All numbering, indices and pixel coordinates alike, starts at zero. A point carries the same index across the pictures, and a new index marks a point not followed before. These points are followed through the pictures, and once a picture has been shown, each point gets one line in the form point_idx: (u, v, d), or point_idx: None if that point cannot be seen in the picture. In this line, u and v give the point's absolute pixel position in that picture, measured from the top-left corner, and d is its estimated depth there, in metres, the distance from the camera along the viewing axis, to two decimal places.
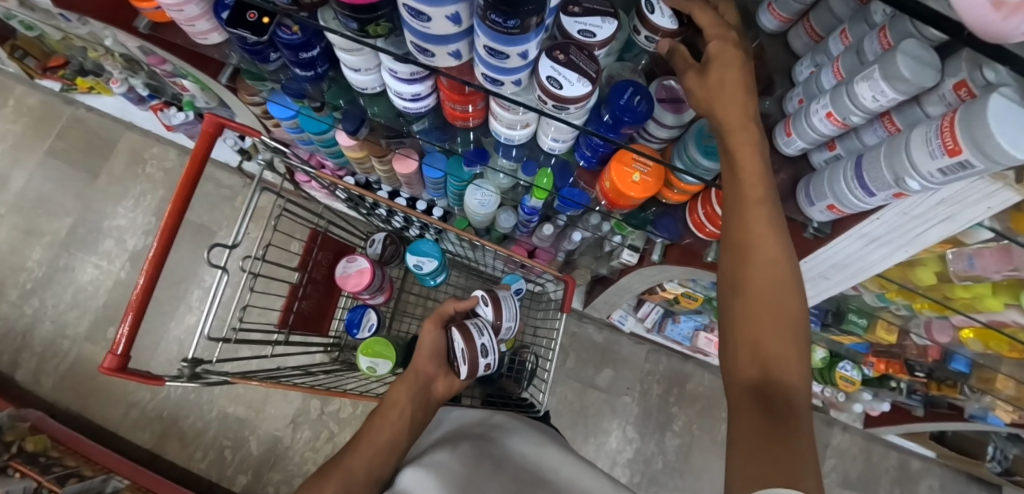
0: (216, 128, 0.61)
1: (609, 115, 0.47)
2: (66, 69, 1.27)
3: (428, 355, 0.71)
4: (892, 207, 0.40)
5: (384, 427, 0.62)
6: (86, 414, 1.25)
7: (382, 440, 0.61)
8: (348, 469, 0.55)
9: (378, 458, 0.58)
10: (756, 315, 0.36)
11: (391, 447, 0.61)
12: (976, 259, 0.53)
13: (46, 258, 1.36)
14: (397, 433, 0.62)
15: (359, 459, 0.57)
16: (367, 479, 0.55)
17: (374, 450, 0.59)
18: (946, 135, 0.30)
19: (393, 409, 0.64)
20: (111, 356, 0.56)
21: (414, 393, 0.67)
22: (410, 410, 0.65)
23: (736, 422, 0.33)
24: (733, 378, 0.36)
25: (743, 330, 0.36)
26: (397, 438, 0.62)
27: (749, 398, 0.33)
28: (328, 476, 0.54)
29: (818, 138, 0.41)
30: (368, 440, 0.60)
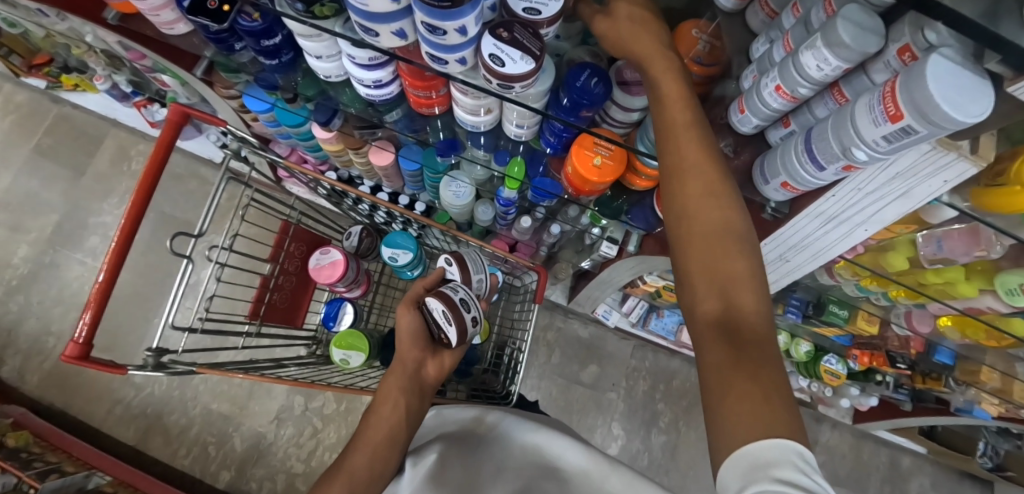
0: (181, 117, 0.61)
1: (567, 98, 0.47)
2: (51, 67, 1.27)
3: (409, 339, 0.67)
4: (846, 182, 0.39)
5: (378, 423, 0.58)
6: (71, 411, 1.25)
7: (378, 436, 0.56)
8: (352, 472, 0.52)
9: (380, 453, 0.55)
10: (705, 266, 0.36)
11: (388, 440, 0.56)
12: (944, 242, 0.52)
13: (32, 255, 1.36)
14: (394, 426, 0.58)
15: (360, 461, 0.53)
16: (370, 477, 0.52)
17: (373, 445, 0.55)
18: (889, 100, 0.29)
19: (388, 403, 0.60)
20: (73, 344, 0.55)
21: (404, 382, 0.63)
22: (403, 400, 0.61)
23: (706, 367, 0.33)
24: (699, 320, 0.36)
25: (700, 277, 0.36)
26: (394, 430, 0.57)
27: (716, 339, 0.33)
28: (332, 479, 0.52)
29: (770, 114, 0.40)
30: (365, 436, 0.56)
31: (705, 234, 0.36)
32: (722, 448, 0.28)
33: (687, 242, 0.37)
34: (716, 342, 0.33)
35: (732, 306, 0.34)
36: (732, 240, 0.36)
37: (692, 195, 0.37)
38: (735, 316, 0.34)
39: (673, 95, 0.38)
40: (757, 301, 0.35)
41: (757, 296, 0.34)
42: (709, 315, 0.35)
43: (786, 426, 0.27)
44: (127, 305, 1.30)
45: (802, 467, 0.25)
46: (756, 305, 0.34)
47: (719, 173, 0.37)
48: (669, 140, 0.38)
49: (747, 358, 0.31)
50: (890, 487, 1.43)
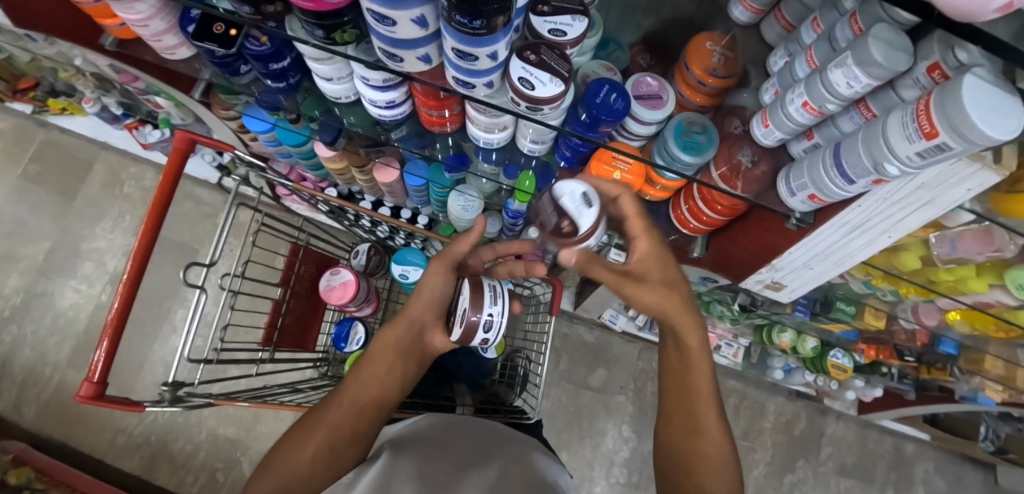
0: (188, 144, 0.60)
1: (586, 114, 0.47)
2: (36, 91, 1.24)
3: (427, 303, 0.60)
4: (872, 193, 0.40)
5: (370, 381, 0.53)
6: (72, 444, 1.22)
7: (367, 396, 0.52)
8: (334, 424, 0.49)
9: (364, 414, 0.51)
10: (691, 432, 0.49)
11: (378, 402, 0.53)
12: (958, 242, 0.53)
13: (23, 284, 1.33)
14: (387, 389, 0.54)
15: (342, 415, 0.50)
16: (352, 436, 0.50)
17: (360, 406, 0.52)
18: (922, 117, 0.30)
19: (382, 365, 0.55)
20: (87, 383, 0.54)
21: (405, 343, 0.58)
22: (401, 366, 0.56)
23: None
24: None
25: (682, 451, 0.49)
26: (385, 394, 0.54)
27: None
28: (311, 430, 0.49)
29: (795, 127, 0.41)
30: (353, 392, 0.52)
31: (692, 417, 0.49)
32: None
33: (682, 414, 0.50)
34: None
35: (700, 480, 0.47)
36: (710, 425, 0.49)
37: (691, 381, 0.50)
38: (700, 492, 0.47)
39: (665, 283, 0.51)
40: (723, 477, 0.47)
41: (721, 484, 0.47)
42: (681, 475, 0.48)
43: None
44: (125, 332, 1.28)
45: None
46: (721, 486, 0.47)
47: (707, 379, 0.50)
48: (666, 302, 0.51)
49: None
50: (896, 475, 1.45)
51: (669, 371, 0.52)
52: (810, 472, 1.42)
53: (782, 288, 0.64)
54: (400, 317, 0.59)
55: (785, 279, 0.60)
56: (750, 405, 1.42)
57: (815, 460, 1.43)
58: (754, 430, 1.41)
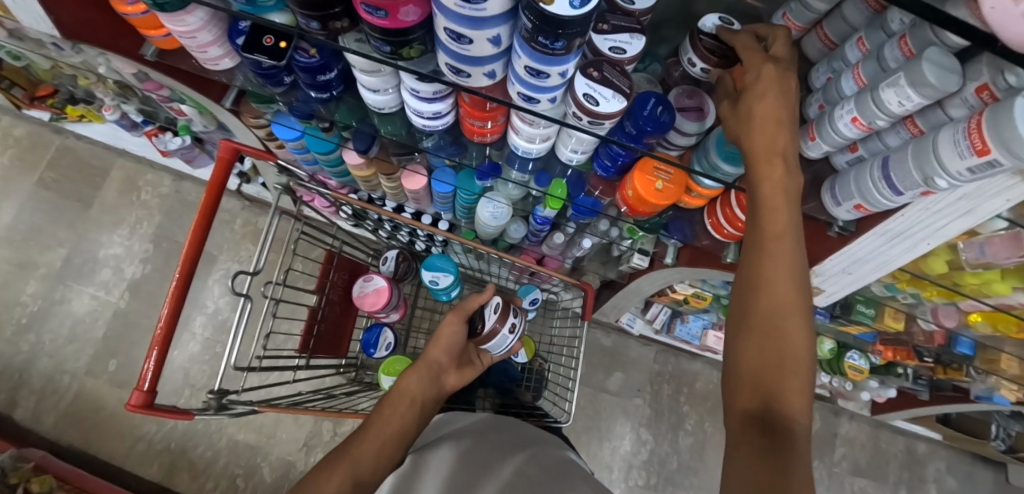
0: (231, 154, 0.61)
1: (633, 126, 0.48)
2: (55, 98, 1.25)
3: (444, 346, 0.68)
4: (917, 204, 0.41)
5: (392, 417, 0.57)
6: (92, 451, 1.22)
7: (390, 429, 0.55)
8: (356, 457, 0.50)
9: (386, 448, 0.53)
10: (768, 304, 0.35)
11: (399, 438, 0.55)
12: (986, 247, 0.54)
13: (41, 291, 1.33)
14: (406, 423, 0.57)
15: (367, 447, 0.52)
16: (377, 466, 0.51)
17: (384, 438, 0.54)
18: (974, 135, 0.32)
19: (398, 403, 0.59)
20: (137, 392, 0.55)
21: (424, 383, 0.63)
22: (420, 401, 0.61)
23: (731, 464, 0.32)
24: (736, 404, 0.35)
25: (749, 344, 0.36)
26: (406, 427, 0.57)
27: (747, 428, 0.33)
28: (336, 462, 0.49)
29: (841, 141, 0.43)
30: (377, 426, 0.55)
31: (771, 294, 0.35)
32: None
33: (752, 287, 0.37)
34: (748, 427, 0.33)
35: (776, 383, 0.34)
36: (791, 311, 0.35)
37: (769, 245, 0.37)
38: (775, 401, 0.33)
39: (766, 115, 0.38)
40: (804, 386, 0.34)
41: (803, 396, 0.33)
42: (750, 370, 0.35)
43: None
44: None
45: None
46: (802, 397, 0.34)
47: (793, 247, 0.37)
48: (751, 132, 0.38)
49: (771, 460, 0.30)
50: (909, 474, 1.47)
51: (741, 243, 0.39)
52: (825, 473, 1.43)
53: (819, 293, 0.65)
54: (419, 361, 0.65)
55: (822, 284, 0.61)
56: None
57: (830, 461, 1.44)
58: None
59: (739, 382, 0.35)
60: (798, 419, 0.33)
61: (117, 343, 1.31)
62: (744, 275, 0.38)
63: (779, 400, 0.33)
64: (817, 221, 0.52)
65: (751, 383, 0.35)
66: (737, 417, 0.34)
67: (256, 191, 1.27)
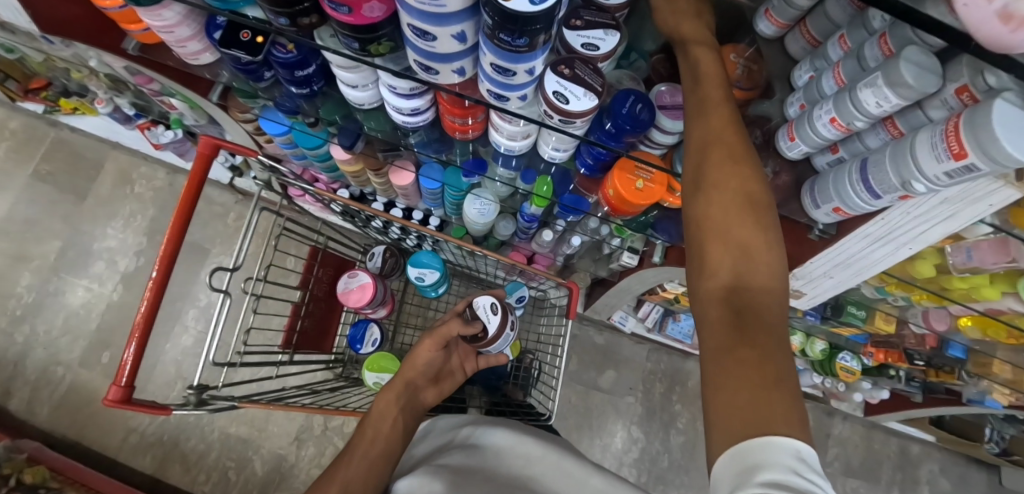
0: (212, 149, 0.61)
1: (611, 124, 0.47)
2: (48, 91, 1.25)
3: (421, 368, 0.72)
4: (896, 208, 0.40)
5: (375, 439, 0.60)
6: (85, 442, 1.23)
7: (375, 452, 0.59)
8: (344, 483, 0.54)
9: (374, 469, 0.56)
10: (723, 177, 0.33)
11: (385, 457, 0.58)
12: (974, 252, 0.52)
13: (36, 284, 1.34)
14: (391, 441, 0.61)
15: (353, 472, 0.55)
16: (366, 484, 0.54)
17: (369, 462, 0.57)
18: (952, 138, 0.31)
19: (379, 425, 0.62)
20: (115, 388, 0.55)
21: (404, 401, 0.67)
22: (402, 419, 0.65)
23: (706, 346, 0.30)
24: (705, 284, 0.32)
25: (712, 222, 0.33)
26: (390, 447, 0.60)
27: (721, 307, 0.31)
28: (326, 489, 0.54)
29: (821, 142, 0.42)
30: (361, 451, 0.58)
31: (722, 166, 0.34)
32: (716, 449, 0.25)
33: (706, 167, 0.34)
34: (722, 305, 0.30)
35: (745, 253, 0.31)
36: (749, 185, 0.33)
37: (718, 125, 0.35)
38: (744, 276, 0.31)
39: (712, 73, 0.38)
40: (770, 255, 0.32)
41: (775, 264, 0.31)
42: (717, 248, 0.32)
43: (785, 419, 0.24)
44: None
45: (797, 466, 0.21)
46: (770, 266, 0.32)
47: (743, 143, 0.35)
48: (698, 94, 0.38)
49: (751, 333, 0.28)
50: (902, 476, 1.46)
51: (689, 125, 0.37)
52: None
53: (803, 297, 0.64)
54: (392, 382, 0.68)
55: (806, 288, 0.60)
56: None
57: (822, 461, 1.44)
58: None
59: (706, 263, 0.33)
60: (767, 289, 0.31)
61: (111, 335, 1.31)
62: (698, 155, 0.35)
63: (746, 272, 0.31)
64: (798, 223, 0.51)
65: (720, 262, 0.32)
66: (709, 299, 0.32)
67: (249, 186, 1.27)
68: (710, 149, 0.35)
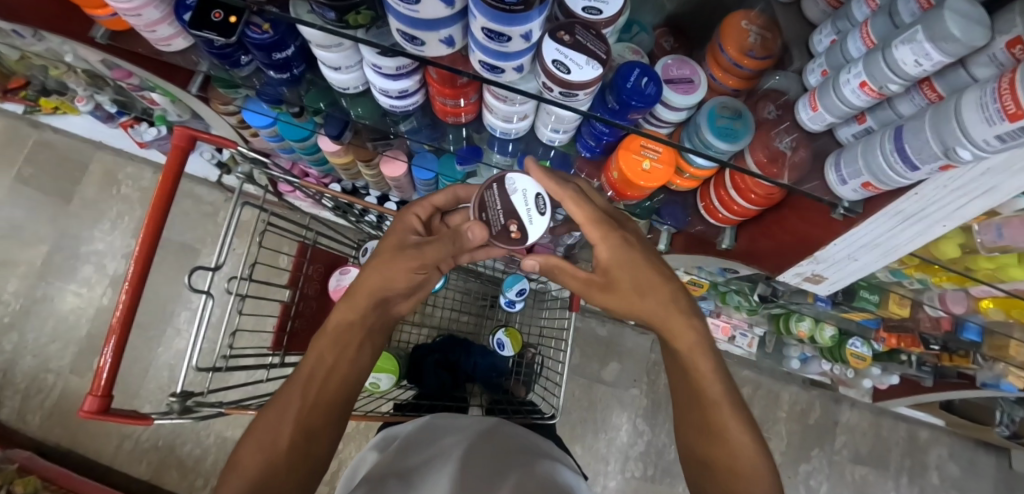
0: (188, 141, 0.57)
1: (615, 100, 0.44)
2: (27, 90, 1.20)
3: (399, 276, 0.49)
4: (932, 180, 0.37)
5: (336, 365, 0.45)
6: (79, 450, 1.20)
7: (333, 384, 0.44)
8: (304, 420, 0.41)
9: (331, 405, 0.44)
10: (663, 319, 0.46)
11: (345, 387, 0.45)
12: (1004, 229, 0.49)
13: (22, 289, 1.30)
14: (354, 369, 0.46)
15: (306, 407, 0.42)
16: (327, 421, 0.43)
17: (327, 396, 0.44)
18: (1004, 96, 0.27)
19: (337, 344, 0.46)
20: (90, 397, 0.52)
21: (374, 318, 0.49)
22: (368, 344, 0.48)
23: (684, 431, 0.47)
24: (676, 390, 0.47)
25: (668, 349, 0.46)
26: (354, 374, 0.46)
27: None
28: (273, 420, 0.41)
29: (847, 110, 0.39)
30: (315, 373, 0.44)
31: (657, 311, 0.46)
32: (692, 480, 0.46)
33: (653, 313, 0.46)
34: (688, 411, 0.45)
35: (690, 376, 0.45)
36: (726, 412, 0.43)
37: (692, 362, 0.45)
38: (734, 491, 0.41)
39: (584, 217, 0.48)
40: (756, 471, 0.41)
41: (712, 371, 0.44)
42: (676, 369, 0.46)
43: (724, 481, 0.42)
44: None
45: None
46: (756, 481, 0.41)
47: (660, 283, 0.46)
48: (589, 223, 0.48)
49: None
50: (911, 461, 1.45)
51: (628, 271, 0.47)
52: (824, 461, 1.41)
53: (822, 281, 0.61)
54: (356, 290, 0.48)
55: (825, 270, 0.56)
56: (764, 395, 1.41)
57: (830, 448, 1.42)
58: (769, 420, 1.41)
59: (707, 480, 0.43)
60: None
61: (102, 340, 1.28)
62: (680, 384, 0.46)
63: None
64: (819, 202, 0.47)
65: (699, 447, 0.45)
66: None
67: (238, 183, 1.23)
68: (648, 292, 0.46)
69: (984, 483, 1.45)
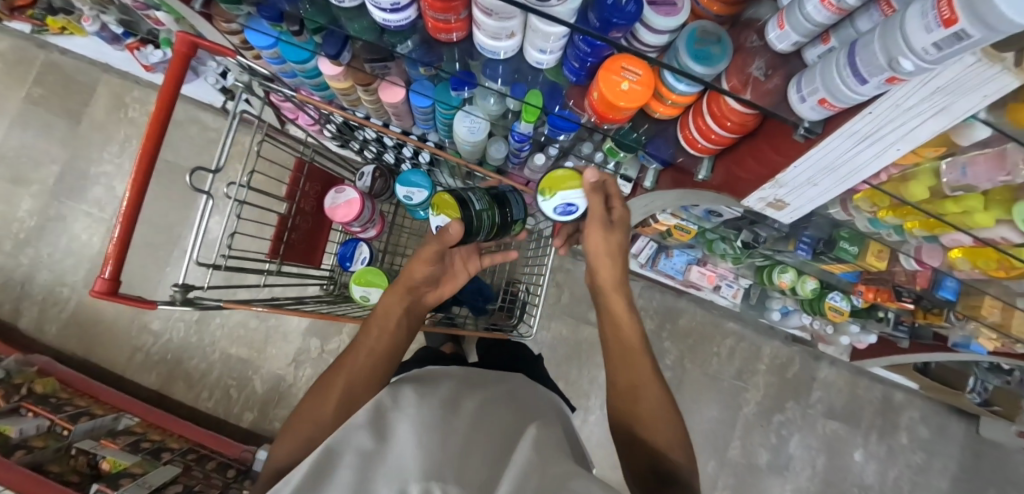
0: (189, 48, 0.60)
1: (596, 17, 0.46)
2: (34, 9, 1.14)
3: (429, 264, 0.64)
4: (886, 97, 0.38)
5: (383, 326, 0.59)
6: (94, 359, 1.29)
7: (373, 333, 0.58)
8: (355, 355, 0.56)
9: (373, 354, 0.56)
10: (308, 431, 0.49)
11: (390, 352, 0.57)
12: (968, 168, 0.52)
13: (37, 208, 1.35)
14: (392, 329, 0.59)
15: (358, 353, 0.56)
16: (370, 353, 0.56)
17: (370, 340, 0.57)
18: (943, 5, 0.29)
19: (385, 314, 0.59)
20: (100, 280, 0.56)
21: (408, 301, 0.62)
22: (406, 320, 0.61)
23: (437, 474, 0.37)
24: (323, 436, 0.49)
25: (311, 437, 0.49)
26: (385, 330, 0.59)
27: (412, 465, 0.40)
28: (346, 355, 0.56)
29: (812, 28, 0.40)
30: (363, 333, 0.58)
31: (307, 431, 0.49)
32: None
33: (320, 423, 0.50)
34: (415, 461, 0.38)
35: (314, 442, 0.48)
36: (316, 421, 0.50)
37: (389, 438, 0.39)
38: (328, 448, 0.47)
39: (305, 405, 0.52)
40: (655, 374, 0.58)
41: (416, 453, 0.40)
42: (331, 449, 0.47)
43: None
44: (138, 255, 1.31)
45: None
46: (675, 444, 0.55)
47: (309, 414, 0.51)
48: (301, 408, 0.52)
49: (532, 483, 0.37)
50: (882, 420, 1.50)
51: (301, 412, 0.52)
52: (798, 413, 1.47)
53: (784, 207, 0.63)
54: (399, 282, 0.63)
55: (790, 197, 0.59)
56: (746, 347, 1.45)
57: (805, 402, 1.48)
58: (748, 371, 1.45)
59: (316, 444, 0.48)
60: (634, 378, 0.57)
61: None
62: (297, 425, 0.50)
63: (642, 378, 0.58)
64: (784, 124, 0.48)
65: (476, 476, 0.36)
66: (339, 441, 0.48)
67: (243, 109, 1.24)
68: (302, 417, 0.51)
69: (951, 446, 1.51)
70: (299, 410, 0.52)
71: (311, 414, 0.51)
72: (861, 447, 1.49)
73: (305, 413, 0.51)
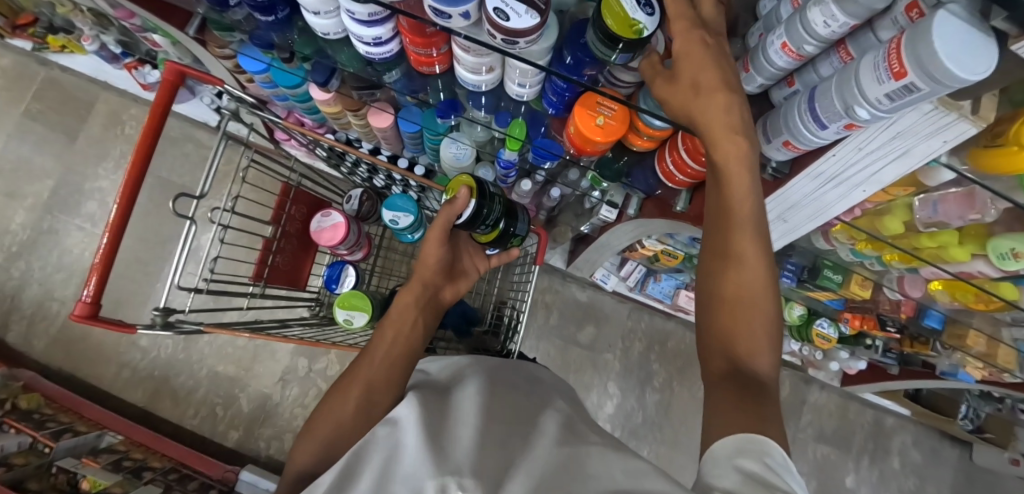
0: (177, 76, 0.61)
1: (570, 56, 0.47)
2: (36, 28, 1.17)
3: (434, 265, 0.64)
4: (847, 142, 0.40)
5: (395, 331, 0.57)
6: (80, 375, 1.28)
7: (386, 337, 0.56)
8: (369, 360, 0.53)
9: (390, 358, 0.54)
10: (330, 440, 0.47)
11: (407, 354, 0.55)
12: (939, 205, 0.53)
13: (30, 221, 1.35)
14: (404, 332, 0.58)
15: (374, 357, 0.53)
16: (387, 359, 0.53)
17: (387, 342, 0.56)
18: (893, 57, 0.30)
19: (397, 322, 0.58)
20: (80, 303, 0.56)
21: (421, 299, 0.61)
22: (421, 319, 0.60)
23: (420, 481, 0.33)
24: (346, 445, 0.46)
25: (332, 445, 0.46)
26: (396, 334, 0.57)
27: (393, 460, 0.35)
28: (359, 361, 0.54)
29: (775, 72, 0.41)
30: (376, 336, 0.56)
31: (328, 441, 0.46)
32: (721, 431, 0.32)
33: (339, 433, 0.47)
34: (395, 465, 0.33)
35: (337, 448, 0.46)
36: (336, 428, 0.47)
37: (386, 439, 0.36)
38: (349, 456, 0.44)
39: (322, 414, 0.49)
40: (761, 242, 0.38)
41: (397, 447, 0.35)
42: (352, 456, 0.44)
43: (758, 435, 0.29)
44: (128, 270, 1.31)
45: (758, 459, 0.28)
46: (768, 342, 0.37)
47: (330, 426, 0.48)
48: (317, 419, 0.50)
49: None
50: (874, 445, 1.49)
51: (320, 419, 0.49)
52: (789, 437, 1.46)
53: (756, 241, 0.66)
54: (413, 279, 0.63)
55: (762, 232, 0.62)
56: None
57: (795, 426, 1.46)
58: None
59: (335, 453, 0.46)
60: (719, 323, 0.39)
61: None
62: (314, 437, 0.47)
63: (741, 258, 0.37)
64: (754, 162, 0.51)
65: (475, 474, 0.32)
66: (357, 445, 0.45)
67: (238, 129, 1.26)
68: (318, 427, 0.49)
69: (943, 472, 1.50)
70: (315, 421, 0.49)
71: (329, 423, 0.48)
72: (853, 473, 1.47)
73: (324, 423, 0.48)
